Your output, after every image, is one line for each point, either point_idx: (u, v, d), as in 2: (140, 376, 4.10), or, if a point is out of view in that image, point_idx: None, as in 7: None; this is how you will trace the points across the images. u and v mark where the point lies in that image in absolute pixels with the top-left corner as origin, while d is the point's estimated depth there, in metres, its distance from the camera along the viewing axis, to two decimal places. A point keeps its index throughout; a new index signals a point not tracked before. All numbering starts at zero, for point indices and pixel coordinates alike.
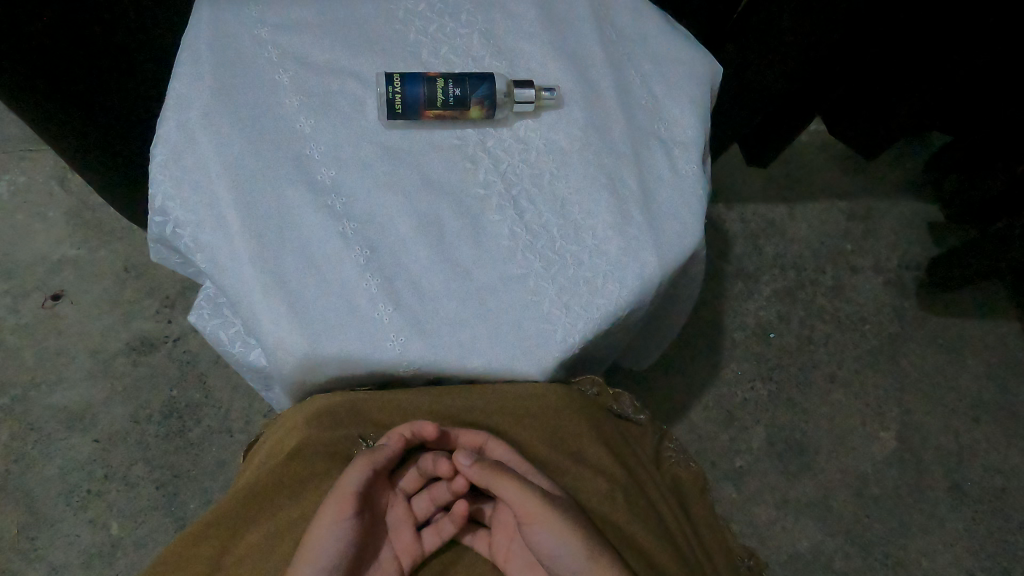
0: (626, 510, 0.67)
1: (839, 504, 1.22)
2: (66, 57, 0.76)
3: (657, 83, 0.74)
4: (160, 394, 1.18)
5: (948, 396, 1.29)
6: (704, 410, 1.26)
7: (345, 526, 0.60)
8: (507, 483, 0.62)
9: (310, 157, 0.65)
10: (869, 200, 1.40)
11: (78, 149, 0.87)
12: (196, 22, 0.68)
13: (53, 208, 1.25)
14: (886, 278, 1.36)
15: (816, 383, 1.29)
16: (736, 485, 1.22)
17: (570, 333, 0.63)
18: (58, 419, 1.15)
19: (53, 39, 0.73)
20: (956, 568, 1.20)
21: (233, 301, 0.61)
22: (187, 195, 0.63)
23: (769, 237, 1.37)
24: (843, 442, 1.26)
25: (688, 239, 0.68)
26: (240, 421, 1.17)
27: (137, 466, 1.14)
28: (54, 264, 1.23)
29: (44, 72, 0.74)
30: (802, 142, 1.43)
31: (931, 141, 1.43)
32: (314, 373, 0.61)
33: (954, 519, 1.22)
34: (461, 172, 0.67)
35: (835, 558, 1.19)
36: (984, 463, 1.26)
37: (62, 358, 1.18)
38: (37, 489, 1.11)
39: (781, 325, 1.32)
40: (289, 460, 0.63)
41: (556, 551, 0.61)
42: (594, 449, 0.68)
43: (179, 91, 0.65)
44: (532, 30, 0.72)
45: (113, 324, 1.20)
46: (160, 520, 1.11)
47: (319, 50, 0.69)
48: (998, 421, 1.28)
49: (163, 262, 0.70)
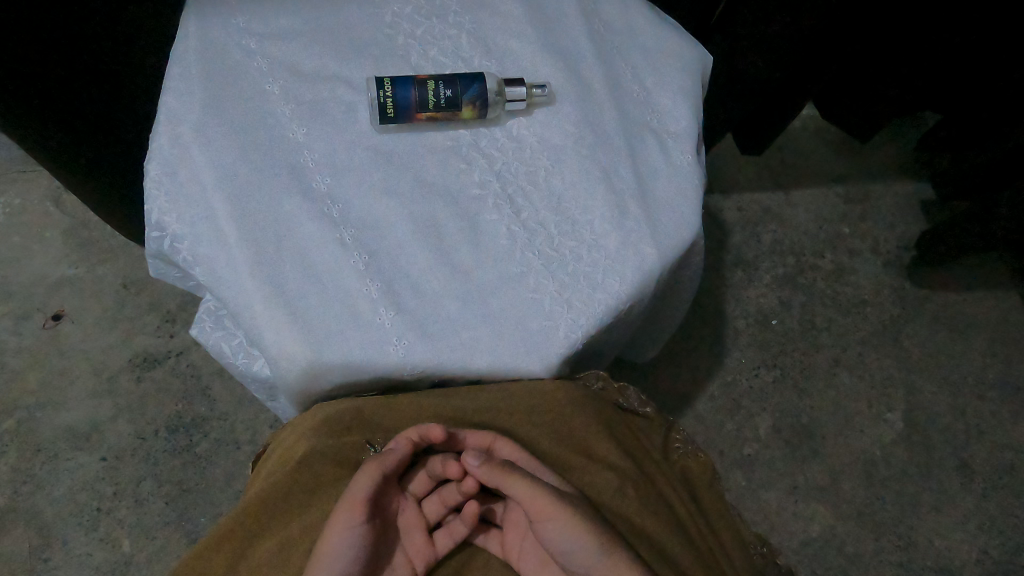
0: (637, 503, 0.67)
1: (848, 487, 1.22)
2: (60, 80, 0.77)
3: (647, 75, 0.74)
4: (165, 409, 1.18)
5: (952, 375, 1.29)
6: (710, 399, 1.25)
7: (357, 532, 0.60)
8: (517, 482, 0.61)
9: (305, 165, 0.65)
10: (864, 183, 1.40)
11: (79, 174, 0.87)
12: (183, 34, 0.68)
13: (50, 228, 1.25)
14: (885, 260, 1.36)
15: (820, 367, 1.29)
16: (745, 472, 1.22)
17: (572, 329, 0.63)
18: (64, 439, 1.15)
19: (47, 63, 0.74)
20: (969, 546, 1.20)
21: (233, 312, 0.61)
22: (182, 208, 0.62)
23: (767, 224, 1.37)
24: (850, 425, 1.26)
25: (686, 230, 0.68)
26: (246, 432, 1.18)
27: (146, 482, 1.14)
28: (53, 284, 1.22)
29: (37, 99, 0.74)
30: (795, 128, 1.43)
31: (923, 120, 1.43)
32: (318, 381, 0.61)
33: (964, 497, 1.22)
34: (455, 173, 0.67)
35: (847, 542, 1.19)
36: (992, 440, 1.26)
37: (66, 377, 1.18)
38: (46, 510, 1.11)
39: (782, 311, 1.32)
40: (298, 468, 0.63)
41: (568, 548, 0.61)
42: (602, 444, 0.68)
43: (169, 104, 0.65)
44: (520, 28, 0.72)
45: (115, 341, 1.20)
46: (171, 535, 1.11)
47: (308, 58, 0.69)
48: (1003, 397, 1.28)
49: (163, 277, 0.70)
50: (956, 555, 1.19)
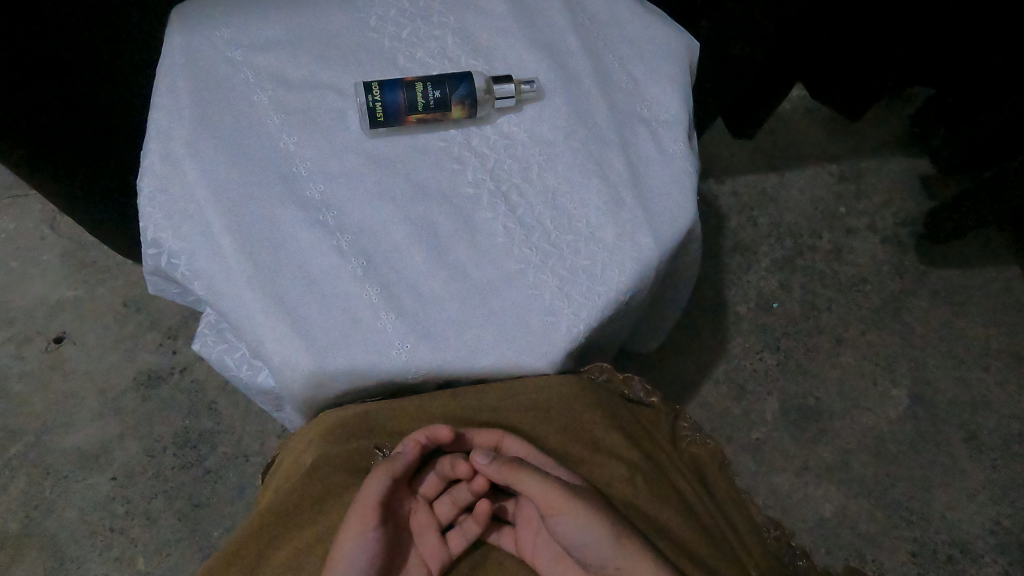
0: (648, 493, 0.67)
1: (858, 465, 1.22)
2: (57, 108, 0.78)
3: (634, 65, 0.73)
4: (172, 425, 1.18)
5: (956, 348, 1.29)
6: (715, 385, 1.26)
7: (370, 537, 0.60)
8: (528, 478, 0.61)
9: (298, 173, 0.65)
10: (858, 161, 1.40)
11: (77, 200, 0.89)
12: (169, 50, 0.68)
13: (47, 252, 1.25)
14: (883, 236, 1.36)
15: (824, 347, 1.29)
16: (755, 457, 1.22)
17: (573, 323, 0.63)
18: (73, 460, 1.15)
19: (45, 93, 0.76)
20: (982, 518, 1.20)
21: (235, 324, 0.61)
22: (178, 225, 0.62)
23: (762, 208, 1.37)
24: (856, 403, 1.26)
25: (682, 218, 0.68)
26: (254, 443, 1.18)
27: (157, 499, 1.14)
28: (53, 307, 1.22)
29: (33, 127, 0.76)
30: (785, 109, 1.43)
31: (914, 94, 1.43)
32: (324, 389, 0.61)
33: (974, 470, 1.22)
34: (449, 173, 0.67)
35: (860, 520, 1.19)
36: (999, 411, 1.26)
37: (72, 400, 1.18)
38: (59, 533, 1.11)
39: (782, 294, 1.32)
40: (308, 476, 0.63)
41: (582, 540, 0.61)
42: (610, 437, 0.68)
43: (159, 120, 0.65)
44: (505, 25, 0.72)
45: (119, 361, 1.20)
46: (184, 550, 1.11)
47: (295, 67, 0.69)
48: (1008, 367, 1.28)
49: (162, 293, 0.70)
50: (969, 527, 1.19)
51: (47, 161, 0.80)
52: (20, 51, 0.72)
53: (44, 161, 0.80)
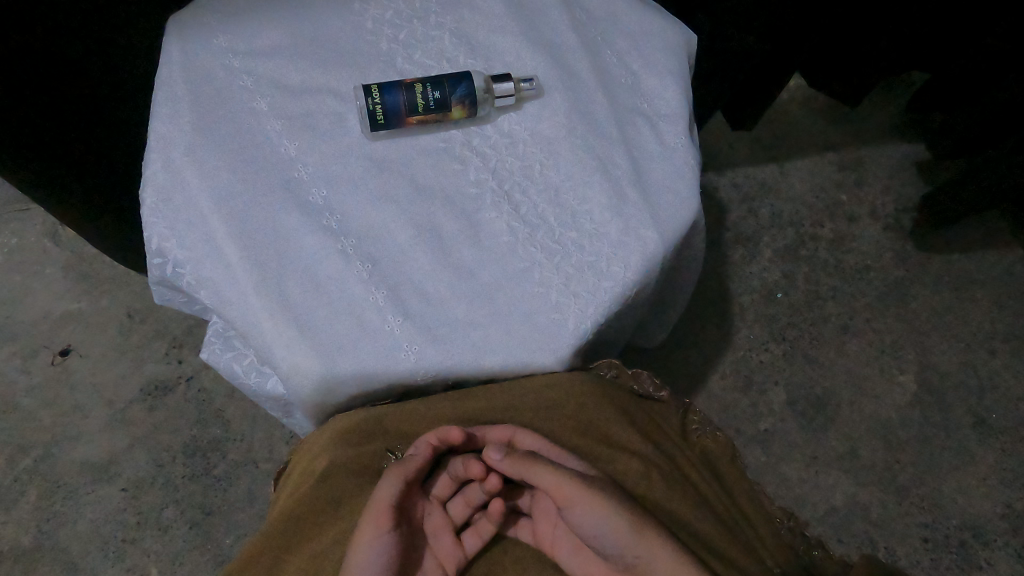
0: (662, 485, 0.67)
1: (867, 452, 1.22)
2: (58, 129, 0.79)
3: (632, 59, 0.73)
4: (181, 435, 1.18)
5: (961, 332, 1.29)
6: (722, 376, 1.26)
7: (386, 539, 0.60)
8: (544, 474, 0.61)
9: (299, 179, 0.65)
10: (857, 149, 1.40)
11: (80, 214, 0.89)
12: (168, 59, 0.68)
13: (50, 265, 1.25)
14: (884, 223, 1.36)
15: (829, 336, 1.29)
16: (764, 448, 1.22)
17: (580, 319, 0.63)
18: (84, 472, 1.15)
19: (49, 113, 0.77)
20: (992, 502, 1.19)
21: (243, 331, 0.61)
22: (182, 233, 0.62)
23: (763, 199, 1.37)
24: (863, 390, 1.26)
25: (685, 210, 0.68)
26: (263, 450, 1.18)
27: (169, 508, 1.14)
28: (58, 320, 1.22)
29: (32, 148, 0.76)
30: (783, 99, 1.43)
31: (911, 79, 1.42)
32: (333, 393, 0.61)
33: (984, 454, 1.22)
34: (450, 174, 0.67)
35: (871, 507, 1.19)
36: (1006, 395, 1.26)
37: (79, 412, 1.18)
38: (71, 545, 1.11)
39: (787, 284, 1.31)
40: (321, 480, 0.63)
41: (599, 534, 0.61)
42: (620, 431, 0.69)
43: (159, 130, 0.65)
44: (501, 24, 0.72)
45: (125, 371, 1.20)
46: (198, 557, 1.11)
47: (294, 72, 0.69)
48: (1013, 350, 1.28)
49: (168, 303, 0.70)
50: (980, 511, 1.19)
51: (49, 177, 0.80)
52: (27, 74, 0.73)
53: (46, 177, 0.80)
